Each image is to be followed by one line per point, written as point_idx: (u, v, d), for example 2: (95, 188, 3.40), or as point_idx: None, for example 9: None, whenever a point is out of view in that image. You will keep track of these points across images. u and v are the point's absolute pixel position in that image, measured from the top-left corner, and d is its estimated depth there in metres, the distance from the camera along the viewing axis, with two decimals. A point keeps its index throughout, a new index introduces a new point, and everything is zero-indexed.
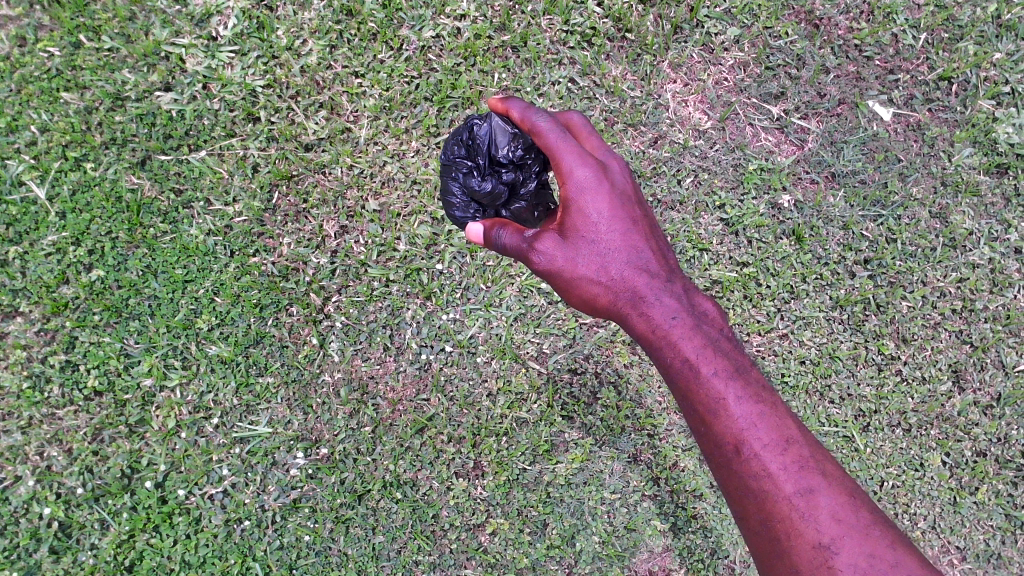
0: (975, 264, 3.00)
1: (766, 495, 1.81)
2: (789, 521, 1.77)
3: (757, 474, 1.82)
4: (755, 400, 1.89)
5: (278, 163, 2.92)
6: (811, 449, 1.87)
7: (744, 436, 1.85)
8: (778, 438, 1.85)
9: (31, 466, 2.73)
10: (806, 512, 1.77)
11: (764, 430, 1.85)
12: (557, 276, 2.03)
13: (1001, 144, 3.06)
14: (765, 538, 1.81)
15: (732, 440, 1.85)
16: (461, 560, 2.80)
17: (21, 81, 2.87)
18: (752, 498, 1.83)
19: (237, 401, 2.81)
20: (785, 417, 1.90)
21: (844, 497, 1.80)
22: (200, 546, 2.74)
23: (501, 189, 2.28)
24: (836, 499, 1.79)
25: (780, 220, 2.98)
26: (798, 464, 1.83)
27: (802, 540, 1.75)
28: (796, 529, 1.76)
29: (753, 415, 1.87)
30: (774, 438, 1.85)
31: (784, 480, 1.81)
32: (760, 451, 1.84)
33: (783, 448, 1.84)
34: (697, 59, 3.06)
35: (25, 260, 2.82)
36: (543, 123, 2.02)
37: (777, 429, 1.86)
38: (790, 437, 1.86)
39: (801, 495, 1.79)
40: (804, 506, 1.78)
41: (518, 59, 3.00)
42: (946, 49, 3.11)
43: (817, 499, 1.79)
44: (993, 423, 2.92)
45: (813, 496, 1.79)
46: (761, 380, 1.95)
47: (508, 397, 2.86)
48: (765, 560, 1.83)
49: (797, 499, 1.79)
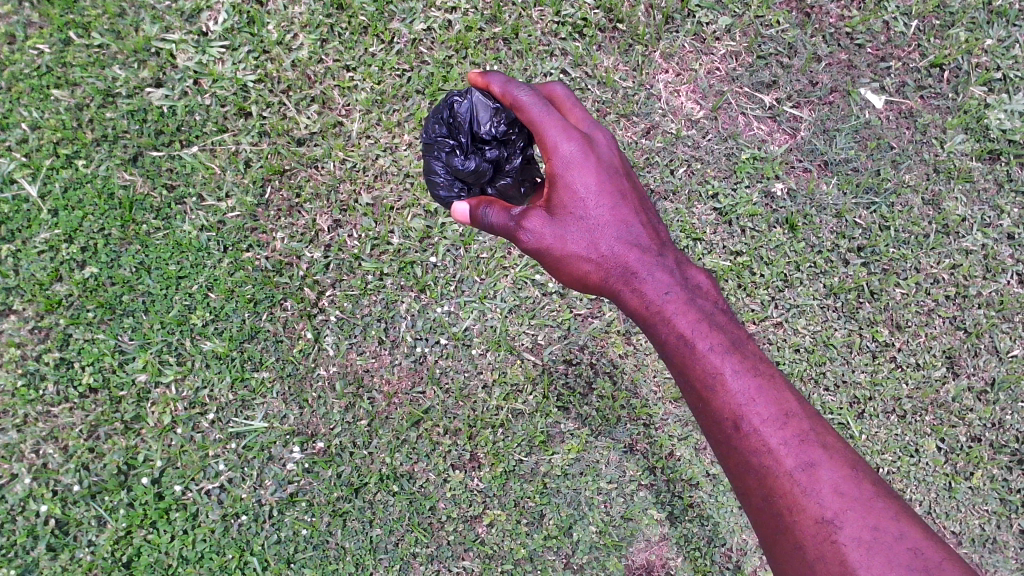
0: (968, 250, 3.00)
1: (767, 470, 1.81)
2: (791, 497, 1.78)
3: (757, 450, 1.83)
4: (752, 374, 1.90)
5: (270, 158, 2.91)
6: (811, 421, 1.87)
7: (742, 411, 1.85)
8: (777, 412, 1.85)
9: (27, 464, 2.73)
10: (807, 486, 1.78)
11: (762, 404, 1.85)
12: (547, 254, 2.03)
13: (993, 131, 3.06)
14: (768, 515, 1.81)
15: (731, 415, 1.86)
16: (458, 552, 2.81)
17: (10, 78, 2.85)
18: (753, 474, 1.83)
19: (233, 397, 2.81)
20: (783, 390, 1.90)
21: (846, 469, 1.81)
22: (198, 542, 2.75)
23: (486, 166, 2.28)
24: (837, 472, 1.80)
25: (773, 208, 2.98)
26: (799, 438, 1.83)
27: (805, 515, 1.76)
28: (798, 504, 1.77)
29: (751, 389, 1.87)
30: (773, 412, 1.85)
31: (785, 455, 1.81)
32: (759, 425, 1.84)
33: (783, 422, 1.84)
34: (689, 49, 3.06)
35: (17, 258, 2.81)
36: (526, 97, 2.00)
37: (776, 402, 1.86)
38: (790, 410, 1.87)
39: (802, 470, 1.79)
40: (806, 481, 1.78)
41: (510, 51, 3.00)
42: (937, 36, 3.11)
43: (818, 473, 1.79)
44: (987, 409, 2.93)
45: (815, 470, 1.79)
46: (757, 353, 1.96)
47: (504, 389, 2.86)
48: (768, 536, 1.84)
49: (798, 473, 1.79)
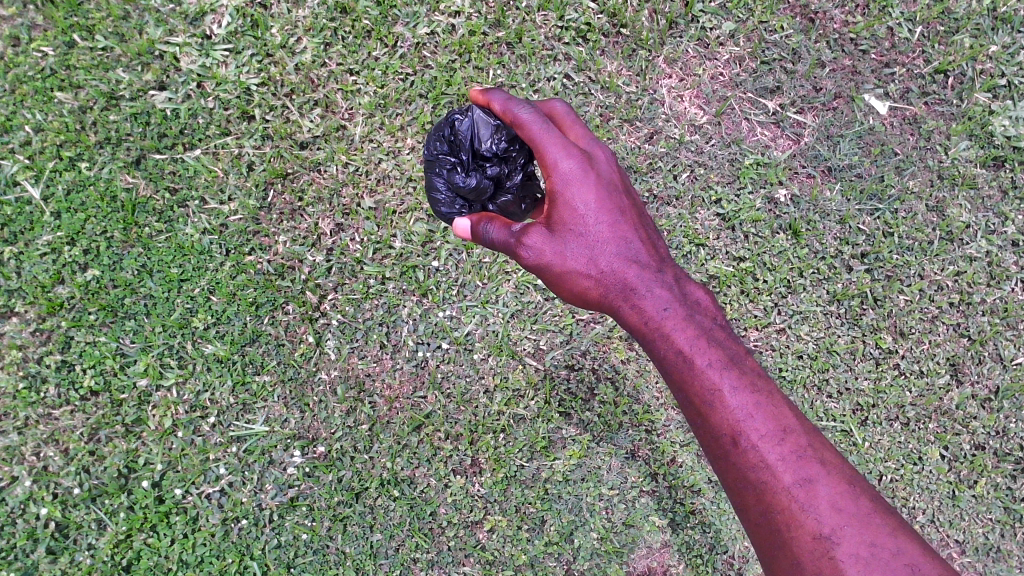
0: (973, 257, 2.99)
1: (765, 486, 1.80)
2: (789, 513, 1.77)
3: (755, 466, 1.81)
4: (750, 390, 1.89)
5: (273, 161, 2.91)
6: (808, 437, 1.86)
7: (740, 427, 1.84)
8: (775, 428, 1.84)
9: (27, 467, 2.72)
10: (805, 502, 1.77)
11: (760, 420, 1.85)
12: (546, 269, 2.02)
13: (997, 137, 3.05)
14: (766, 530, 1.80)
15: (729, 432, 1.85)
16: (459, 557, 2.79)
17: (14, 81, 2.86)
18: (750, 489, 1.82)
19: (234, 400, 2.80)
20: (781, 406, 1.89)
21: (844, 485, 1.80)
22: (197, 545, 2.74)
23: (486, 183, 2.27)
24: (834, 488, 1.79)
25: (776, 214, 2.98)
26: (796, 454, 1.82)
27: (803, 531, 1.74)
28: (796, 520, 1.76)
29: (749, 406, 1.86)
30: (770, 428, 1.84)
31: (783, 471, 1.80)
32: (758, 441, 1.83)
33: (780, 438, 1.83)
34: (692, 54, 3.05)
35: (19, 260, 2.81)
36: (526, 115, 2.01)
37: (773, 418, 1.86)
38: (787, 426, 1.86)
39: (799, 486, 1.78)
40: (803, 497, 1.77)
41: (513, 55, 3.00)
42: (942, 42, 3.10)
43: (816, 489, 1.78)
44: (991, 417, 2.92)
45: (812, 486, 1.79)
46: (755, 369, 1.95)
47: (505, 394, 2.85)
48: (766, 552, 1.82)
49: (796, 490, 1.78)
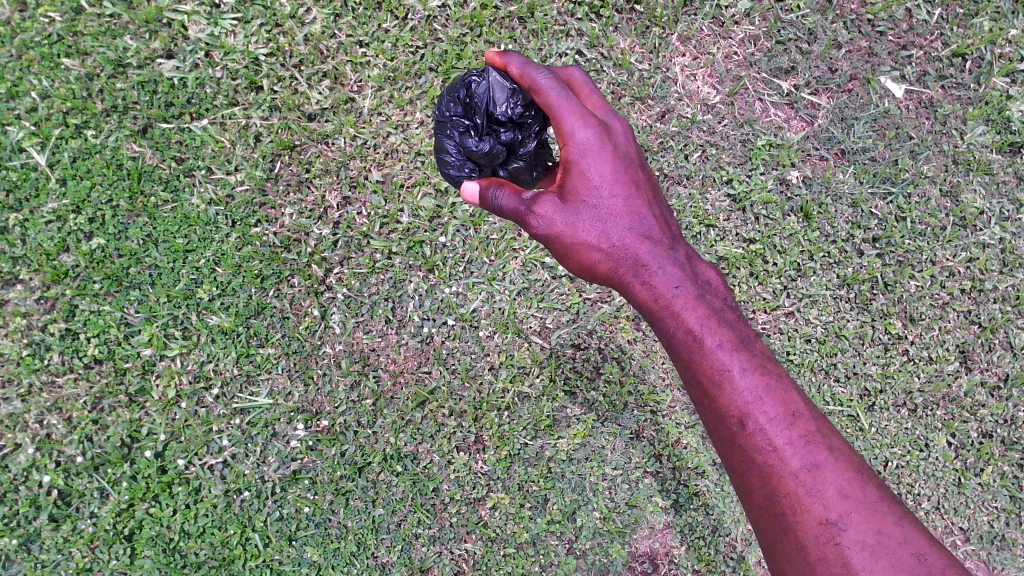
0: (986, 243, 2.96)
1: (771, 470, 1.78)
2: (794, 497, 1.75)
3: (762, 449, 1.79)
4: (760, 372, 1.86)
5: (280, 133, 2.88)
6: (816, 423, 1.84)
7: (748, 410, 1.81)
8: (784, 412, 1.82)
9: (30, 435, 2.72)
10: (812, 488, 1.75)
11: (770, 404, 1.82)
12: (556, 241, 2.00)
13: (1014, 123, 3.01)
14: (770, 514, 1.78)
15: (737, 414, 1.82)
16: (461, 534, 2.78)
17: (21, 46, 2.82)
18: (755, 472, 1.80)
19: (237, 371, 2.79)
20: (790, 390, 1.87)
21: (850, 472, 1.78)
22: (200, 516, 2.74)
23: (500, 149, 2.25)
24: (842, 474, 1.77)
25: (788, 196, 2.95)
26: (805, 439, 1.80)
27: (808, 516, 1.73)
28: (802, 505, 1.74)
29: (759, 388, 1.84)
30: (780, 412, 1.82)
31: (790, 456, 1.78)
32: (766, 424, 1.81)
33: (789, 422, 1.81)
34: (707, 32, 3.01)
35: (25, 227, 2.79)
36: (544, 80, 1.96)
37: (783, 402, 1.83)
38: (796, 411, 1.83)
39: (806, 471, 1.76)
40: (810, 482, 1.75)
41: (525, 30, 2.96)
42: (961, 25, 3.06)
43: (823, 474, 1.76)
44: (999, 404, 2.90)
45: (819, 471, 1.76)
46: (764, 352, 1.92)
47: (511, 371, 2.84)
48: (767, 537, 1.80)
49: (803, 474, 1.76)
